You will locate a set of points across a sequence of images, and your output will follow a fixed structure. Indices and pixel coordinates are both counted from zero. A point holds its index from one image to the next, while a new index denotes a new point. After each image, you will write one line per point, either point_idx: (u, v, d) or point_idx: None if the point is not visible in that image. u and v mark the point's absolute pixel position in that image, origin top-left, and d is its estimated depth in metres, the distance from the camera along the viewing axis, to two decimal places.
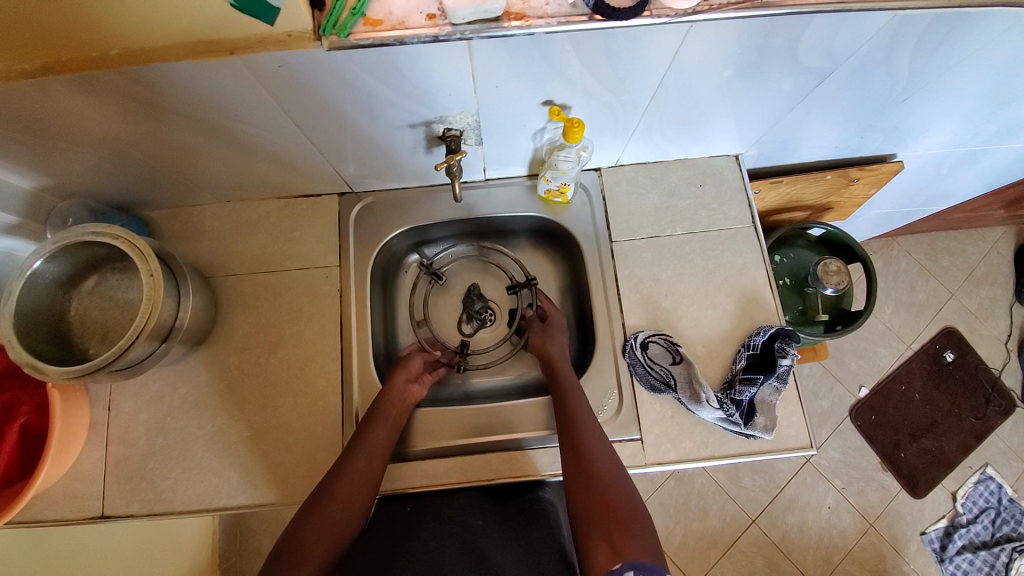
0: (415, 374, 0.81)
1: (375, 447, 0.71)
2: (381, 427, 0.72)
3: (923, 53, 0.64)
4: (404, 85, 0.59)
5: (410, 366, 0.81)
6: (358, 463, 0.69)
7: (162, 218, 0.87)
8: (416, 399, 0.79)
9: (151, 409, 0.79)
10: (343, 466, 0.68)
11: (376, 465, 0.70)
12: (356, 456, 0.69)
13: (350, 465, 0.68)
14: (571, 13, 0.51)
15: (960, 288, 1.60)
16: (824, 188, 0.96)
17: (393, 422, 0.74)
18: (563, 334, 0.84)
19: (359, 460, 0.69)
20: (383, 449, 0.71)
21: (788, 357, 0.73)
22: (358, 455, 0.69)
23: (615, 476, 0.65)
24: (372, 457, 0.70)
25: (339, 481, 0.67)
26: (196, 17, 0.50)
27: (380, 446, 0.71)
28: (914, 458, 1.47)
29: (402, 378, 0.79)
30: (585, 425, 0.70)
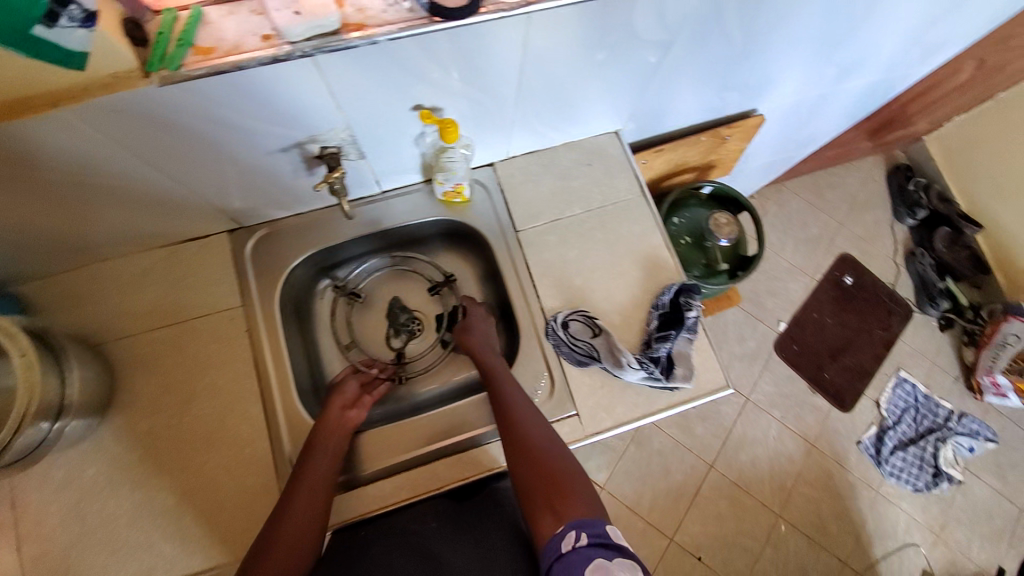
0: (351, 401, 0.77)
1: (317, 482, 0.67)
2: (320, 461, 0.69)
3: (746, 13, 0.71)
4: (261, 109, 0.58)
5: (344, 394, 0.78)
6: (300, 503, 0.65)
7: (31, 291, 0.79)
8: (356, 423, 0.75)
9: (58, 499, 0.71)
10: (284, 509, 0.65)
11: (320, 501, 0.67)
12: (296, 495, 0.66)
13: (290, 507, 0.65)
14: (410, 17, 0.53)
15: (846, 218, 1.78)
16: (703, 149, 1.04)
17: (334, 452, 0.71)
18: (487, 324, 0.85)
19: (299, 499, 0.66)
20: (326, 481, 0.68)
21: (693, 309, 0.79)
22: (299, 494, 0.66)
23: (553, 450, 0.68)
24: (316, 494, 0.67)
25: (281, 525, 0.63)
26: (5, 76, 0.46)
27: (322, 481, 0.68)
28: (837, 376, 1.63)
29: (337, 407, 0.76)
30: (520, 409, 0.71)
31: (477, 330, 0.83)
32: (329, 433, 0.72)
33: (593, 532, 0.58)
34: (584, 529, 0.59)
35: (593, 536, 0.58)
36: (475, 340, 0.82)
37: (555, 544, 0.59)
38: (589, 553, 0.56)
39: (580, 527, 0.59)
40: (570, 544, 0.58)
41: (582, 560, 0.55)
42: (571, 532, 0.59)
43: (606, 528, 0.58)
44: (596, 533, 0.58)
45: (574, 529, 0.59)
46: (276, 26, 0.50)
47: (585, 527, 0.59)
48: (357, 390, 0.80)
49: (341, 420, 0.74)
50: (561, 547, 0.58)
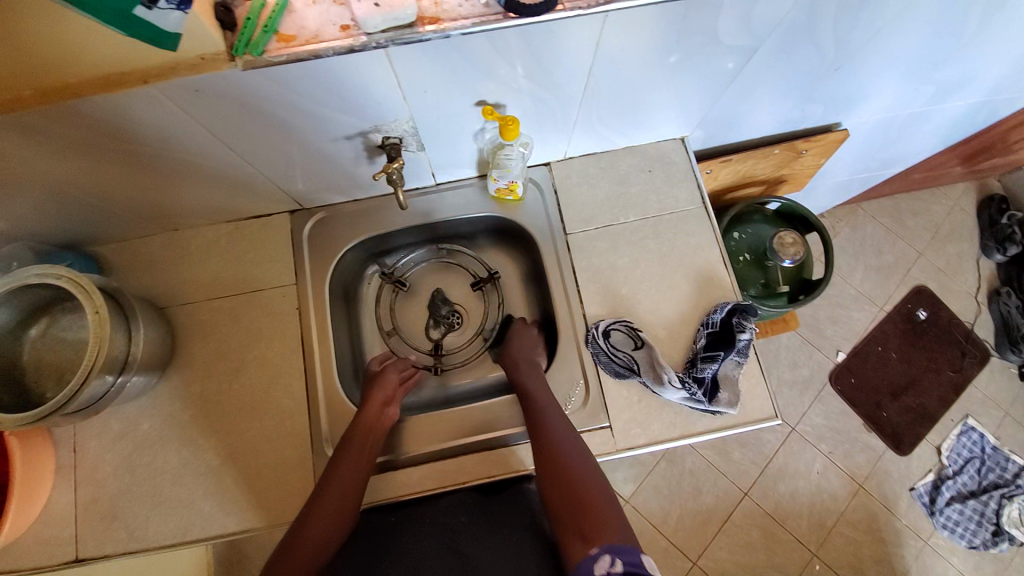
0: (389, 397, 0.77)
1: (348, 485, 0.68)
2: (352, 464, 0.69)
3: (844, 22, 0.66)
4: (329, 97, 0.59)
5: (383, 388, 0.78)
6: (330, 495, 0.67)
7: (111, 252, 0.85)
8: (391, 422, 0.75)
9: (115, 448, 0.77)
10: (315, 507, 0.66)
11: (349, 502, 0.67)
12: (326, 494, 0.67)
13: (319, 506, 0.66)
14: (485, 13, 0.52)
15: (926, 247, 1.64)
16: (774, 163, 0.98)
17: (366, 455, 0.70)
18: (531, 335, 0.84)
19: (330, 497, 0.67)
20: (355, 483, 0.68)
21: (746, 331, 0.74)
22: (330, 491, 0.67)
23: (588, 480, 0.66)
24: (346, 489, 0.68)
25: (310, 522, 0.65)
26: (104, 51, 0.49)
27: (353, 482, 0.68)
28: (896, 416, 1.50)
29: (375, 404, 0.75)
30: (557, 434, 0.70)
31: (522, 347, 0.82)
32: (363, 433, 0.72)
33: (627, 561, 0.58)
34: (618, 556, 0.58)
35: (628, 565, 0.57)
36: (517, 355, 0.81)
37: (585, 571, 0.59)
38: None
39: (613, 552, 0.59)
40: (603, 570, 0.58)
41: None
42: (605, 557, 0.59)
43: (640, 558, 0.58)
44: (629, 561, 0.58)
45: (607, 553, 0.59)
46: (355, 17, 0.50)
47: (619, 554, 0.59)
48: (397, 380, 0.80)
49: (376, 419, 0.73)
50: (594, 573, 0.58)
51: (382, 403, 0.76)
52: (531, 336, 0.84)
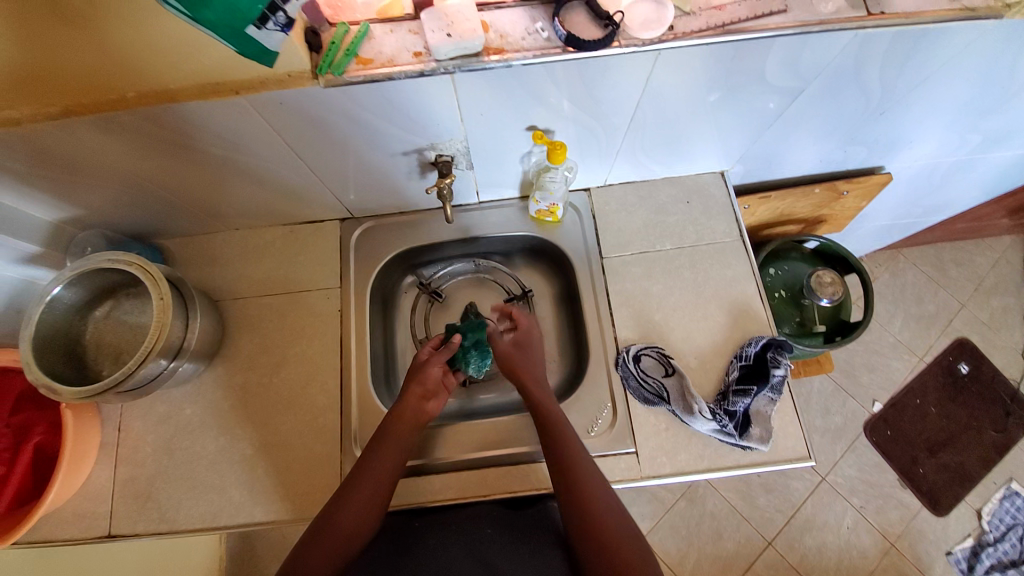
0: (432, 388, 0.76)
1: (380, 478, 0.68)
2: (389, 455, 0.69)
3: (891, 69, 0.67)
4: (393, 115, 0.63)
5: (426, 380, 0.76)
6: (360, 492, 0.66)
7: (175, 245, 0.92)
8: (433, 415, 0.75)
9: (158, 430, 0.81)
10: (346, 496, 0.66)
11: (379, 498, 0.67)
12: (359, 483, 0.67)
13: (350, 496, 0.66)
14: (547, 46, 0.56)
15: (970, 299, 1.58)
16: (814, 201, 0.98)
17: (401, 448, 0.70)
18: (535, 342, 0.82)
19: (361, 487, 0.67)
20: (388, 475, 0.68)
21: (781, 367, 0.73)
22: (363, 482, 0.67)
23: (621, 524, 0.64)
24: (376, 486, 0.67)
25: (342, 509, 0.65)
26: (205, 63, 0.55)
27: (384, 472, 0.68)
28: (932, 474, 1.43)
29: (414, 399, 0.74)
30: (584, 472, 0.67)
31: (512, 346, 0.81)
32: (401, 429, 0.72)
33: None
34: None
35: None
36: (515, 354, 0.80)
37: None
38: None
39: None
40: None
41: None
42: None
43: None
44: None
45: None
46: (428, 45, 0.55)
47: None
48: (442, 373, 0.78)
49: (414, 414, 0.73)
50: None
51: (420, 395, 0.75)
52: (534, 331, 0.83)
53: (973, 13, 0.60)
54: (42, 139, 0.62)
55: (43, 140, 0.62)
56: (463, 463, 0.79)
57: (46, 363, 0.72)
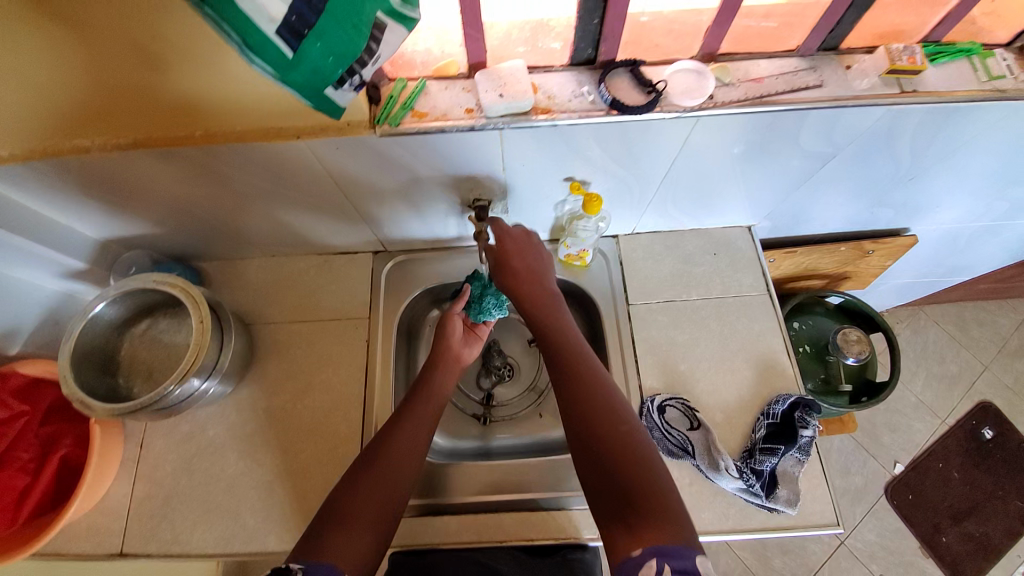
0: (458, 339, 0.80)
1: (421, 416, 0.69)
2: (429, 398, 0.72)
3: (920, 141, 0.69)
4: (440, 162, 0.67)
5: (451, 330, 0.80)
6: (404, 430, 0.67)
7: (212, 268, 0.95)
8: (462, 362, 0.79)
9: (179, 450, 0.82)
10: (390, 429, 0.67)
11: (422, 432, 0.69)
12: (403, 420, 0.68)
13: (395, 428, 0.67)
14: (590, 108, 0.59)
15: (995, 361, 1.55)
16: (839, 259, 0.99)
17: (440, 395, 0.74)
18: (534, 253, 0.73)
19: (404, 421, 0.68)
20: (429, 413, 0.71)
21: (808, 428, 0.73)
22: (411, 414, 0.69)
23: (640, 468, 0.54)
24: (419, 424, 0.69)
25: (388, 442, 0.65)
26: (272, 107, 0.59)
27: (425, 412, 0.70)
28: (958, 543, 1.37)
29: (451, 340, 0.80)
30: (595, 388, 0.61)
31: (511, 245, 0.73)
32: (440, 369, 0.76)
33: (679, 565, 0.45)
34: (669, 559, 0.46)
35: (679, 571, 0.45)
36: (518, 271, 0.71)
37: (628, 569, 0.47)
38: None
39: (663, 556, 0.46)
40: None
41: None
42: (652, 561, 0.46)
43: (695, 561, 0.46)
44: (683, 568, 0.46)
45: (655, 557, 0.46)
46: (480, 104, 0.59)
47: (671, 559, 0.46)
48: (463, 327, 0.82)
49: (449, 357, 0.78)
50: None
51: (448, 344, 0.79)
52: (528, 252, 0.72)
53: (1004, 93, 0.62)
54: (110, 167, 0.67)
55: (110, 168, 0.67)
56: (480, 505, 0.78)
57: (82, 377, 0.74)
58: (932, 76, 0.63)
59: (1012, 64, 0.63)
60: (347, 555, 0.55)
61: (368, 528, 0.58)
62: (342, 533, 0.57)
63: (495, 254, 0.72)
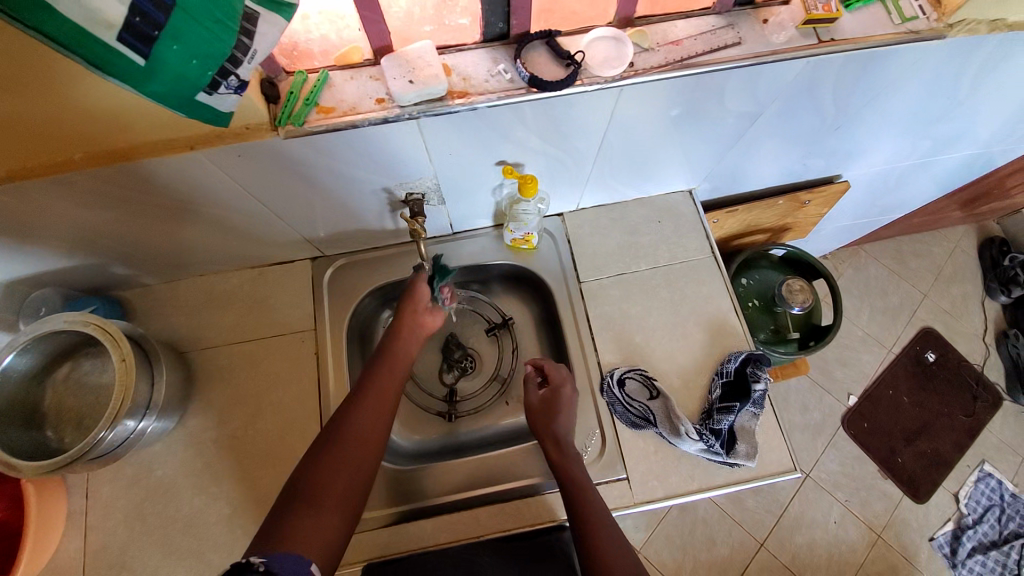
0: (423, 306, 0.77)
1: (386, 388, 0.68)
2: (393, 369, 0.71)
3: (843, 89, 0.70)
4: (361, 160, 0.63)
5: (416, 300, 0.77)
6: (369, 403, 0.66)
7: (135, 297, 0.87)
8: (428, 331, 0.77)
9: (127, 495, 0.77)
10: (355, 404, 0.65)
11: (388, 404, 0.67)
12: (368, 394, 0.67)
13: (360, 402, 0.66)
14: (510, 87, 0.56)
15: (931, 289, 1.65)
16: (779, 212, 1.01)
17: (404, 365, 0.72)
18: (571, 413, 0.75)
19: (369, 395, 0.67)
20: (394, 384, 0.69)
21: (761, 382, 0.76)
22: (376, 385, 0.68)
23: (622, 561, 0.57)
24: (383, 396, 0.67)
25: (353, 418, 0.64)
26: (159, 121, 0.53)
27: (391, 383, 0.69)
28: (911, 462, 1.48)
29: (411, 315, 0.76)
30: (595, 506, 0.63)
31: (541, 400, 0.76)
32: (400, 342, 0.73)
33: None
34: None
35: None
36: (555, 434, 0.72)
37: None
38: None
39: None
40: None
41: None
42: None
43: None
44: None
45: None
46: (391, 92, 0.55)
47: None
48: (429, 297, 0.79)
49: (409, 329, 0.75)
50: None
51: (412, 313, 0.76)
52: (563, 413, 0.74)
53: (918, 34, 0.63)
54: None
55: None
56: (456, 503, 0.77)
57: None
58: (848, 22, 0.63)
59: (924, 4, 0.64)
60: (315, 539, 0.53)
61: (337, 507, 0.57)
62: (309, 515, 0.55)
63: (532, 411, 0.76)
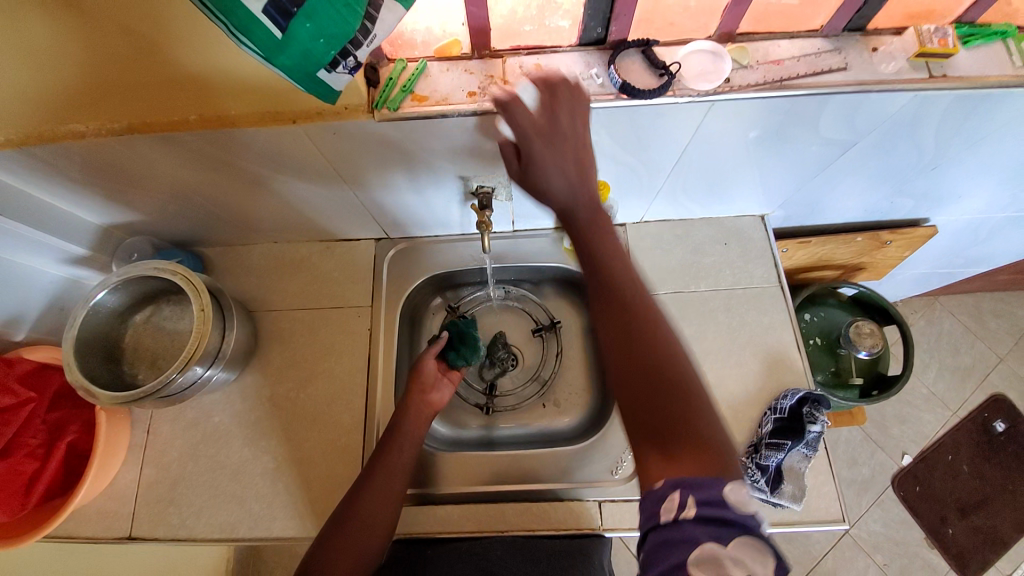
0: (430, 382, 0.78)
1: (395, 468, 0.69)
2: (403, 446, 0.71)
3: (948, 128, 0.65)
4: (441, 148, 0.64)
5: (423, 376, 0.78)
6: (376, 481, 0.67)
7: (214, 254, 0.94)
8: (438, 405, 0.77)
9: (185, 435, 0.82)
10: (364, 482, 0.67)
11: (395, 482, 0.68)
12: (375, 474, 0.68)
13: (367, 485, 0.67)
14: (599, 92, 0.56)
15: (1010, 353, 1.51)
16: (855, 249, 0.96)
17: (414, 441, 0.72)
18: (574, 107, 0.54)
19: (377, 477, 0.67)
20: (403, 465, 0.69)
21: (817, 424, 0.70)
22: (385, 465, 0.68)
23: (688, 398, 0.48)
24: (391, 474, 0.68)
25: (360, 502, 0.65)
26: (268, 92, 0.57)
27: (400, 461, 0.69)
28: (963, 536, 1.36)
29: (418, 392, 0.76)
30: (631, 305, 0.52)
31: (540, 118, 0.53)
32: (411, 419, 0.73)
33: (704, 498, 0.42)
34: (693, 493, 0.42)
35: (704, 504, 0.42)
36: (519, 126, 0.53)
37: (652, 502, 0.44)
38: (692, 532, 0.41)
39: (686, 488, 0.43)
40: (672, 511, 0.42)
41: (685, 542, 0.41)
42: (675, 494, 0.43)
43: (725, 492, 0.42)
44: (706, 500, 0.42)
45: (678, 490, 0.43)
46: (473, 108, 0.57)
47: (693, 490, 0.43)
48: (437, 368, 0.80)
49: (420, 406, 0.75)
50: (658, 510, 0.43)
51: (420, 390, 0.77)
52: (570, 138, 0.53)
53: None
54: (106, 153, 0.65)
55: (106, 154, 0.65)
56: (481, 496, 0.78)
57: (87, 365, 0.73)
58: (964, 60, 0.59)
59: None
60: None
61: None
62: None
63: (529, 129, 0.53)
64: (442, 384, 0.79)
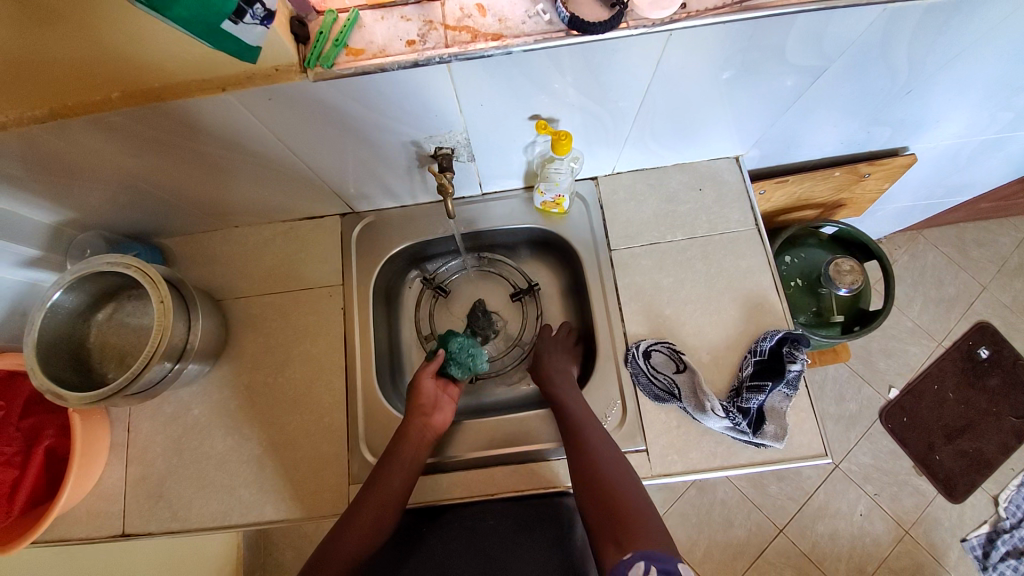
0: (430, 404, 0.76)
1: (387, 500, 0.67)
2: (396, 476, 0.69)
3: (921, 44, 0.62)
4: (389, 108, 0.61)
5: (423, 398, 0.76)
6: (366, 514, 0.66)
7: (174, 244, 0.90)
8: (440, 429, 0.75)
9: (167, 430, 0.81)
10: (348, 521, 0.66)
11: (388, 514, 0.67)
12: (365, 508, 0.67)
13: (356, 519, 0.66)
14: (548, 29, 0.53)
15: (992, 281, 1.52)
16: (833, 185, 0.94)
17: (413, 467, 0.70)
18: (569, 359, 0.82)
19: (369, 510, 0.66)
20: (396, 499, 0.68)
21: (797, 362, 0.71)
22: (379, 497, 0.67)
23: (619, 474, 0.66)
24: (383, 509, 0.67)
25: (344, 540, 0.64)
26: (190, 61, 0.52)
27: (395, 494, 0.68)
28: (949, 461, 1.40)
29: (419, 416, 0.74)
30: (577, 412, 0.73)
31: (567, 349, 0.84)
32: (410, 449, 0.71)
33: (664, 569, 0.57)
34: (654, 563, 0.57)
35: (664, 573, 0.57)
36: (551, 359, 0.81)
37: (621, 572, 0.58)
38: None
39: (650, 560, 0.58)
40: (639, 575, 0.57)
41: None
42: (641, 563, 0.57)
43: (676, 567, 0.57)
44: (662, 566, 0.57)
45: (642, 561, 0.57)
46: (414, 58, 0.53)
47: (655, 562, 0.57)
48: (435, 386, 0.78)
49: (421, 435, 0.72)
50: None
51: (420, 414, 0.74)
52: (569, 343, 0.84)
53: None
54: (32, 145, 0.60)
55: (33, 146, 0.60)
56: (476, 462, 0.77)
57: (52, 369, 0.71)
58: None
59: None
60: None
61: None
62: None
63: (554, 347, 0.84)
64: (440, 405, 0.77)
